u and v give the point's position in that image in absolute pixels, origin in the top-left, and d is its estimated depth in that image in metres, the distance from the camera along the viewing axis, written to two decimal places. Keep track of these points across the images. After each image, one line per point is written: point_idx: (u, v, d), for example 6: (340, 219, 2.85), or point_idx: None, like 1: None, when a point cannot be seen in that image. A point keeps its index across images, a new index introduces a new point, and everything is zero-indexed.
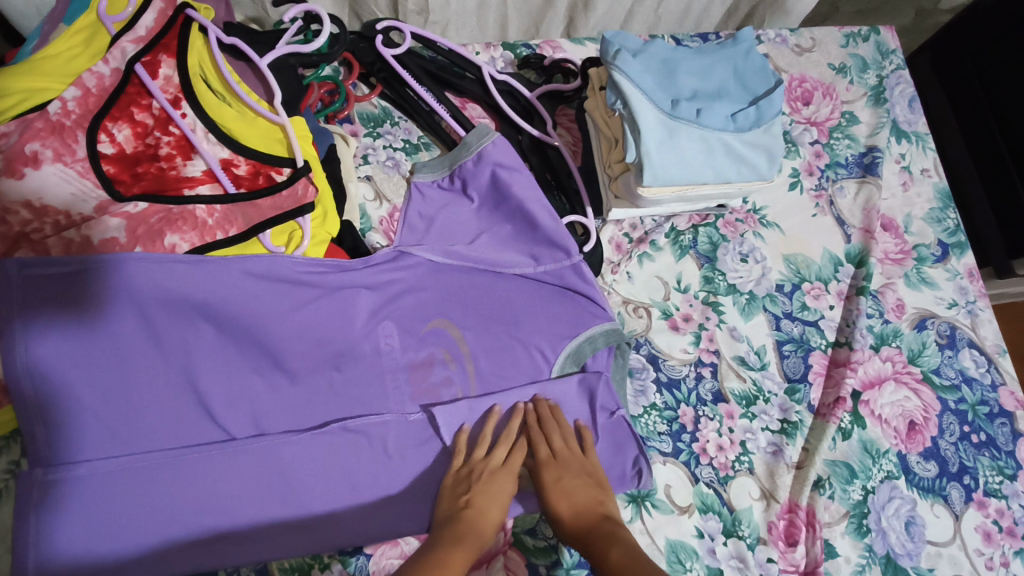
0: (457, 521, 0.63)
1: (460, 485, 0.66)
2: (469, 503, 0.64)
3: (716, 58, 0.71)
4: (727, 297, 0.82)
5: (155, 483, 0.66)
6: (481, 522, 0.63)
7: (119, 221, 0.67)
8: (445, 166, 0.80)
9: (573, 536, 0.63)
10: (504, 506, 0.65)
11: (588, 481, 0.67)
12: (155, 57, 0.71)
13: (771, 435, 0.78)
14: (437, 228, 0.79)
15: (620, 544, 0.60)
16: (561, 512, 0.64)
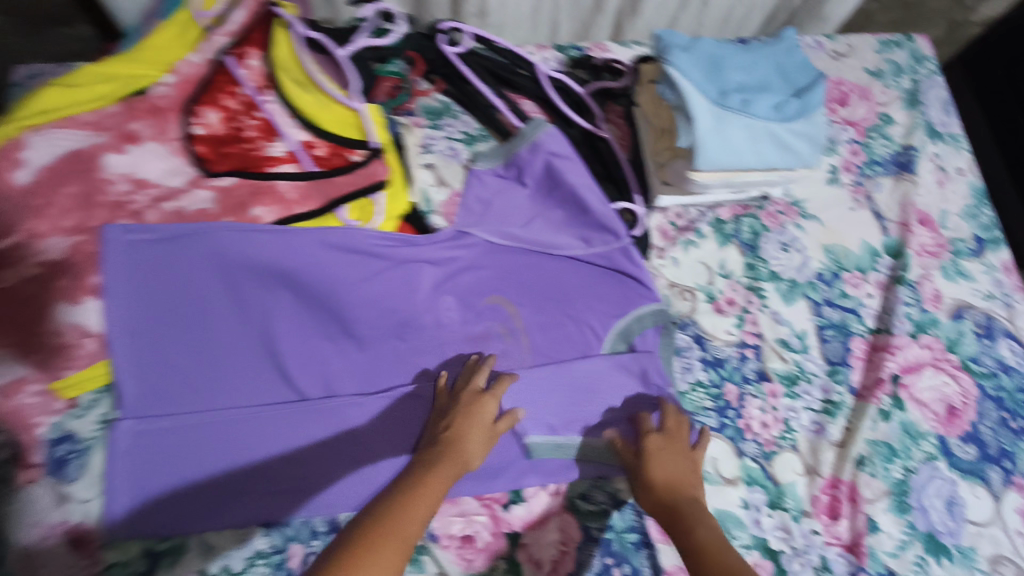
0: (434, 448, 0.66)
1: (440, 416, 0.70)
2: (449, 427, 0.68)
3: (762, 54, 0.76)
4: (770, 283, 0.86)
5: (233, 433, 0.71)
6: (456, 447, 0.66)
7: (209, 194, 0.73)
8: (502, 155, 0.85)
9: (665, 508, 0.67)
10: (485, 427, 0.69)
11: (682, 459, 0.71)
12: (243, 50, 0.78)
13: (813, 414, 0.81)
14: (493, 212, 0.83)
15: (704, 527, 0.64)
16: (657, 483, 0.69)
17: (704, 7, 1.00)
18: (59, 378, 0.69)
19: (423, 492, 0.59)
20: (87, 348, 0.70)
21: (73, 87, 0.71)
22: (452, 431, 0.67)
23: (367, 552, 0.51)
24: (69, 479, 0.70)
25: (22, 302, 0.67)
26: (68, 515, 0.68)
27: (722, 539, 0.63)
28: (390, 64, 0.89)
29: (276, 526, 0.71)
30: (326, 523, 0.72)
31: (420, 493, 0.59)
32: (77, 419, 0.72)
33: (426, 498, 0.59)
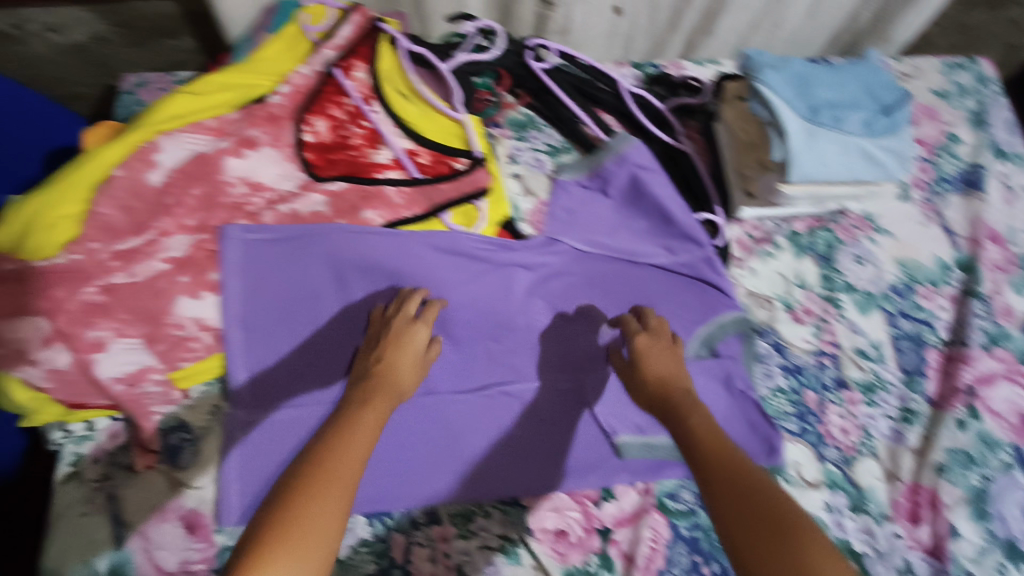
0: (368, 382, 0.67)
1: (372, 346, 0.71)
2: (379, 359, 0.69)
3: (848, 73, 0.79)
4: (846, 294, 0.88)
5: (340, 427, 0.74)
6: (392, 379, 0.67)
7: (322, 198, 0.77)
8: (587, 166, 0.88)
9: (656, 397, 0.70)
10: (415, 353, 0.70)
11: (669, 348, 0.74)
12: (349, 62, 0.82)
13: (891, 422, 0.83)
14: (579, 220, 0.86)
15: (695, 410, 0.66)
16: (649, 374, 0.71)
17: (774, 29, 1.05)
18: (177, 368, 0.72)
19: (349, 427, 0.60)
20: (204, 341, 0.73)
21: (200, 94, 0.76)
22: (383, 362, 0.68)
23: (315, 496, 0.52)
24: (182, 466, 0.74)
25: (151, 296, 0.69)
26: (184, 500, 0.72)
27: (717, 428, 0.64)
28: (485, 76, 0.93)
29: (378, 515, 0.73)
30: (426, 513, 0.74)
31: (350, 429, 0.60)
32: (189, 409, 0.75)
33: (355, 430, 0.60)
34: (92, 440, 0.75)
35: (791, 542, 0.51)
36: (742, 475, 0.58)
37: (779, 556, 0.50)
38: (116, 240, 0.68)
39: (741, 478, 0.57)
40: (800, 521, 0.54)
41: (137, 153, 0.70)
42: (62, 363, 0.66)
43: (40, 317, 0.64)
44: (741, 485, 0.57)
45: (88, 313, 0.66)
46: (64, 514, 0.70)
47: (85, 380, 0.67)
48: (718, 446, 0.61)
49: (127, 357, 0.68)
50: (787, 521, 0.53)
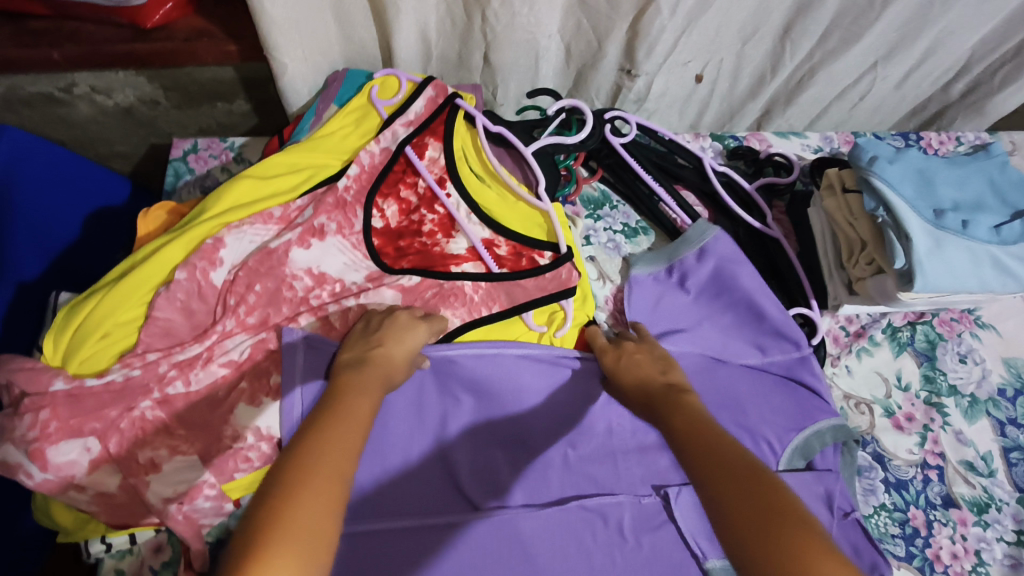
0: (366, 362, 0.60)
1: (373, 332, 0.64)
2: (378, 344, 0.63)
3: (969, 169, 0.73)
4: (950, 398, 0.81)
5: (395, 552, 0.64)
6: (391, 361, 0.62)
7: (394, 292, 0.71)
8: (665, 258, 0.81)
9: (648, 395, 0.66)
10: (413, 346, 0.65)
11: (656, 357, 0.72)
12: (423, 139, 0.76)
13: (1007, 546, 0.75)
14: (658, 320, 0.80)
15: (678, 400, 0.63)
16: (631, 377, 0.69)
17: (861, 101, 0.98)
18: (232, 479, 0.62)
19: (348, 403, 0.55)
20: (261, 450, 0.63)
21: (264, 178, 0.71)
22: (378, 339, 0.64)
23: (315, 469, 0.46)
24: None
25: (210, 407, 0.63)
26: None
27: (705, 417, 0.60)
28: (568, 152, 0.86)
29: None
30: None
31: (349, 401, 0.55)
32: None
33: (358, 409, 0.54)
34: (134, 554, 0.68)
35: (792, 537, 0.45)
36: (727, 460, 0.53)
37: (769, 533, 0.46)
38: (176, 348, 0.63)
39: (724, 461, 0.52)
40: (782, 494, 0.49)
41: (201, 251, 0.65)
42: (112, 484, 0.59)
43: (91, 439, 0.58)
44: (730, 469, 0.51)
45: (143, 430, 0.60)
46: None
47: (134, 503, 0.60)
48: (700, 431, 0.57)
49: (179, 477, 0.61)
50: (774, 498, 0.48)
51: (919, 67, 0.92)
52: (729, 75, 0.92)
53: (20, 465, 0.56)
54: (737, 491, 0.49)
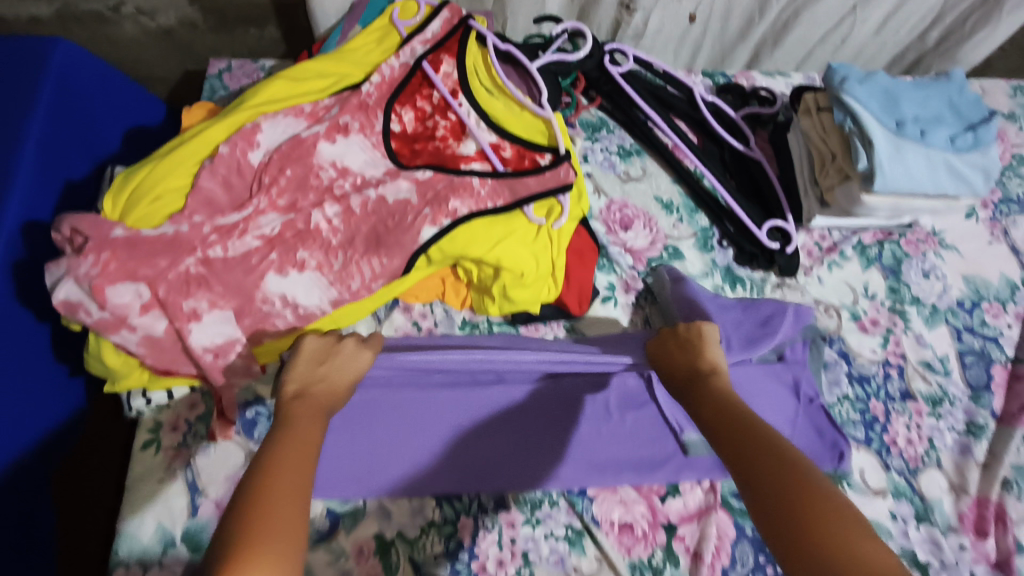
0: (303, 399, 0.59)
1: (317, 358, 0.64)
2: (323, 376, 0.62)
3: (931, 91, 0.80)
4: (912, 307, 0.89)
5: (392, 411, 0.75)
6: (334, 395, 0.62)
7: (409, 185, 0.79)
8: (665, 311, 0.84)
9: (678, 382, 0.69)
10: (356, 375, 0.65)
11: (685, 341, 0.73)
12: (438, 57, 0.84)
13: (957, 435, 0.83)
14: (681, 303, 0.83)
15: (705, 381, 0.66)
16: (668, 367, 0.72)
17: (843, 44, 1.05)
18: (260, 343, 0.74)
19: (295, 438, 0.54)
20: (287, 318, 0.74)
21: (296, 81, 0.80)
22: (322, 369, 0.63)
23: (273, 508, 0.47)
24: (257, 438, 0.76)
25: (244, 271, 0.72)
26: None
27: (730, 397, 0.62)
28: (570, 76, 0.93)
29: (447, 499, 0.75)
30: (493, 499, 0.75)
31: (295, 437, 0.54)
32: (267, 384, 0.79)
33: (308, 438, 0.55)
34: (171, 408, 0.77)
35: (824, 510, 0.47)
36: (744, 432, 0.56)
37: (808, 518, 0.47)
38: (218, 214, 0.72)
39: (747, 437, 0.55)
40: (819, 482, 0.49)
41: (241, 133, 0.75)
42: (159, 330, 0.68)
43: (142, 285, 0.66)
44: (749, 441, 0.55)
45: (186, 283, 0.69)
46: (143, 479, 0.73)
47: (176, 348, 0.70)
48: (722, 412, 0.60)
49: (216, 329, 0.70)
50: (811, 487, 0.49)
51: (896, 13, 1.00)
52: (721, 15, 0.99)
53: (80, 303, 0.65)
54: (771, 470, 0.51)
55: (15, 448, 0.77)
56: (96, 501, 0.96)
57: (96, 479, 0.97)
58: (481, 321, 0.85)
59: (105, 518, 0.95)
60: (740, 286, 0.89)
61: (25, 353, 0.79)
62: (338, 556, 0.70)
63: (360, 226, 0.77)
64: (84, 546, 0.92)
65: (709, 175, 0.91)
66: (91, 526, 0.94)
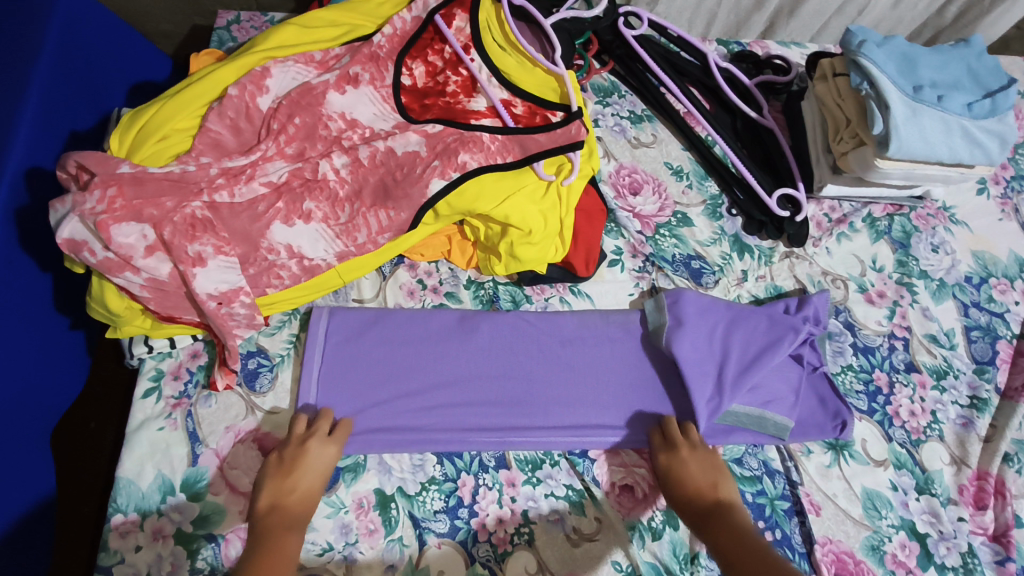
0: (276, 516, 0.64)
1: (285, 471, 0.67)
2: (290, 482, 0.66)
3: (950, 56, 0.79)
4: (920, 281, 0.88)
5: (392, 377, 0.76)
6: (304, 506, 0.66)
7: (419, 138, 0.78)
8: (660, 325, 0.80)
9: (699, 516, 0.69)
10: (324, 471, 0.68)
11: (708, 463, 0.73)
12: (451, 11, 0.82)
13: (960, 409, 0.83)
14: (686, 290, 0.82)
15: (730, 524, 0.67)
16: (685, 488, 0.71)
17: (860, 14, 1.04)
18: (264, 294, 0.74)
19: (272, 562, 0.60)
20: (292, 269, 0.74)
21: (307, 28, 0.79)
22: (292, 477, 0.66)
23: None
24: (259, 390, 0.76)
25: (251, 218, 0.71)
26: (259, 424, 0.74)
27: (758, 543, 0.64)
28: (584, 37, 0.91)
29: (448, 455, 0.74)
30: (494, 457, 0.75)
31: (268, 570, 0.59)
32: (269, 337, 0.78)
33: (279, 566, 0.60)
34: (173, 357, 0.76)
35: None
36: None
37: None
38: (225, 158, 0.72)
39: None
40: None
41: (251, 76, 0.74)
42: (163, 273, 0.67)
43: (147, 227, 0.66)
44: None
45: (192, 227, 0.68)
46: (144, 427, 0.72)
47: (180, 293, 0.69)
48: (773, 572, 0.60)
49: (221, 275, 0.69)
50: None
51: None
52: None
53: (85, 242, 0.64)
54: None
55: (17, 392, 0.76)
56: (97, 459, 0.95)
57: (96, 436, 0.96)
58: (486, 281, 0.84)
59: (105, 477, 0.94)
60: (748, 254, 0.88)
61: (27, 299, 0.78)
62: (337, 509, 0.70)
63: (368, 177, 0.76)
64: (82, 501, 0.93)
65: (724, 145, 0.89)
66: (89, 484, 0.94)
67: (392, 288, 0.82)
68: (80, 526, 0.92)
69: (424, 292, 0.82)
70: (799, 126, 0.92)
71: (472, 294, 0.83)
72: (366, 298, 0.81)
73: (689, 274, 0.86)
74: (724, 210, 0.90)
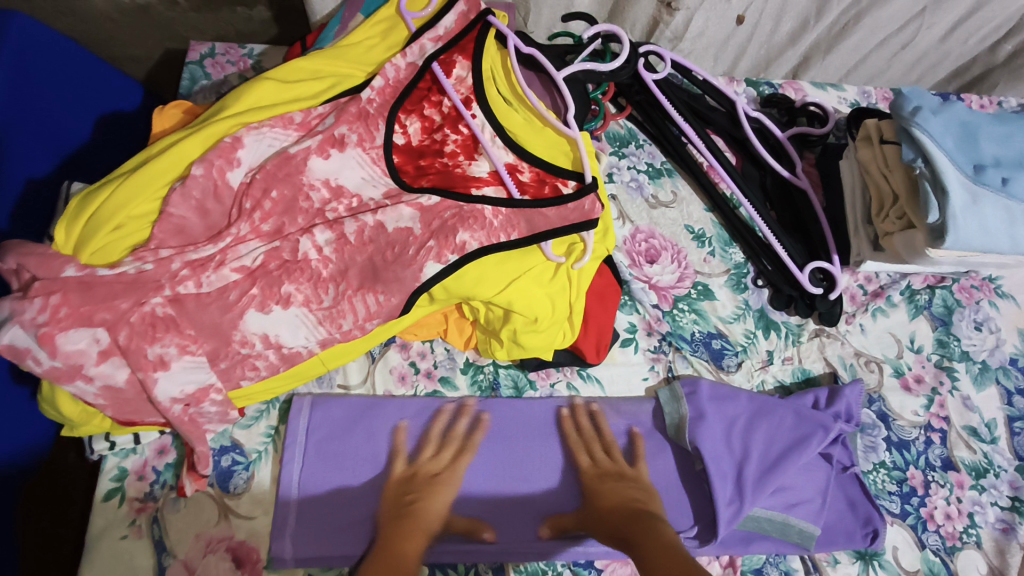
0: (401, 520, 0.63)
1: (409, 490, 0.66)
2: (415, 499, 0.65)
3: (1015, 127, 0.70)
4: (961, 364, 0.81)
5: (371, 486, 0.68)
6: (423, 520, 0.63)
7: (412, 211, 0.68)
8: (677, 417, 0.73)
9: (610, 529, 0.63)
10: (444, 505, 0.66)
11: (627, 481, 0.68)
12: (451, 57, 0.73)
13: (1000, 511, 0.76)
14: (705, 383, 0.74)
15: (655, 530, 0.61)
16: (607, 505, 0.66)
17: (903, 50, 0.93)
18: (236, 387, 0.66)
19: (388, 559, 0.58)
20: (270, 360, 0.66)
21: (287, 83, 0.69)
22: (416, 495, 0.65)
23: None
24: (234, 492, 0.68)
25: (220, 309, 0.63)
26: (233, 531, 0.67)
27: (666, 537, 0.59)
28: (601, 85, 0.80)
29: (441, 567, 0.68)
30: (492, 568, 0.68)
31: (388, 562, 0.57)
32: (244, 430, 0.71)
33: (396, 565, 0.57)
34: (137, 454, 0.69)
35: None
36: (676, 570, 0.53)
37: None
38: (189, 247, 0.63)
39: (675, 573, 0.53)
40: None
41: (218, 149, 0.65)
42: (121, 379, 0.59)
43: (100, 330, 0.58)
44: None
45: (152, 327, 0.60)
46: (104, 536, 0.65)
47: (140, 398, 0.61)
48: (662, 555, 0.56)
49: (187, 376, 0.61)
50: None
51: (968, 19, 0.88)
52: (772, 19, 0.86)
53: (28, 350, 0.56)
54: None
55: None
56: (70, 491, 0.90)
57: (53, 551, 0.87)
58: (486, 364, 0.77)
59: (83, 483, 0.90)
60: (774, 332, 0.80)
61: None
62: None
63: (355, 256, 0.67)
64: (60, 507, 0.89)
65: (751, 210, 0.79)
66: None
67: (381, 372, 0.75)
68: (53, 562, 0.86)
69: (416, 378, 0.75)
70: (832, 187, 0.83)
71: (469, 379, 0.75)
72: (352, 384, 0.74)
73: (709, 355, 0.78)
74: (748, 281, 0.82)
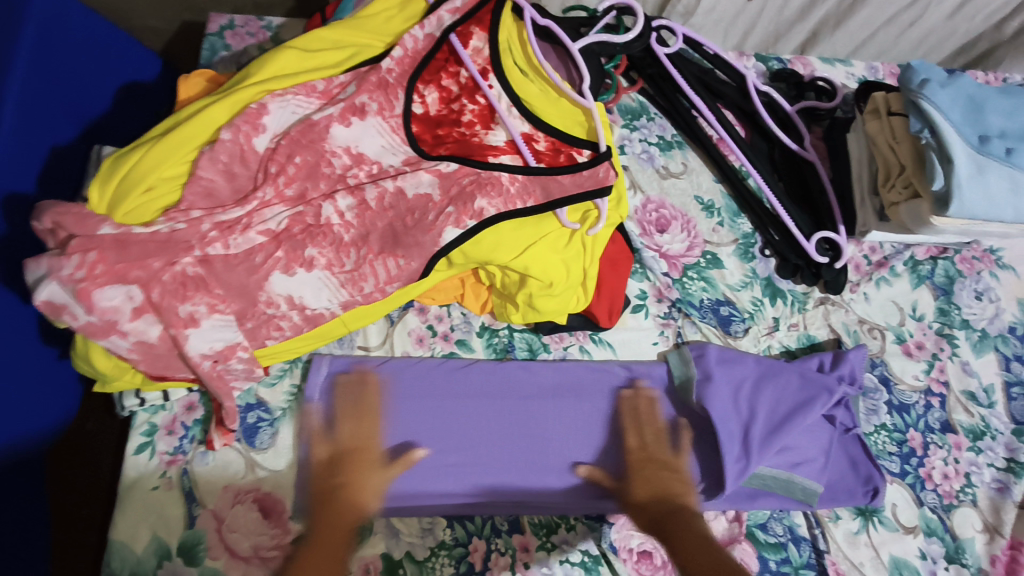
0: (328, 508, 0.61)
1: (335, 471, 0.64)
2: (344, 483, 0.63)
3: (1020, 101, 0.72)
4: (961, 331, 0.83)
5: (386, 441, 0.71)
6: (355, 504, 0.62)
7: (431, 178, 0.70)
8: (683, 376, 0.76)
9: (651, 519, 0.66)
10: (377, 483, 0.64)
11: (664, 468, 0.70)
12: (468, 29, 0.74)
13: (996, 472, 0.79)
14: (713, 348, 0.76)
15: (690, 528, 0.64)
16: (644, 494, 0.68)
17: (910, 27, 0.95)
18: (263, 346, 0.68)
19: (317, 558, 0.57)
20: (293, 321, 0.68)
21: (308, 52, 0.71)
22: (345, 478, 0.63)
23: None
24: (260, 447, 0.71)
25: (247, 270, 0.65)
26: (260, 483, 0.70)
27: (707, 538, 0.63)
28: (614, 57, 0.82)
29: (459, 519, 0.70)
30: (508, 521, 0.71)
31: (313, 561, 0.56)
32: (269, 388, 0.74)
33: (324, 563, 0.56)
34: (166, 410, 0.71)
35: None
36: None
37: None
38: (218, 209, 0.65)
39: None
40: None
41: (246, 115, 0.67)
42: (153, 335, 0.62)
43: (134, 287, 0.60)
44: None
45: (183, 286, 0.62)
46: (135, 488, 0.68)
47: (172, 354, 0.63)
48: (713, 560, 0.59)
49: (216, 334, 0.64)
50: None
51: None
52: None
53: (66, 306, 0.58)
54: None
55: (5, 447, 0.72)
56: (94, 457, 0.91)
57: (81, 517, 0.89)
58: (501, 328, 0.79)
59: (113, 430, 0.92)
60: (780, 300, 0.83)
61: None
62: None
63: (376, 222, 0.69)
64: (94, 453, 0.92)
65: (760, 180, 0.82)
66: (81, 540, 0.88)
67: (399, 335, 0.77)
68: (82, 526, 0.89)
69: (433, 340, 0.77)
70: (839, 160, 0.85)
71: (485, 342, 0.78)
72: (372, 346, 0.76)
73: (717, 321, 0.80)
74: (754, 250, 0.84)
